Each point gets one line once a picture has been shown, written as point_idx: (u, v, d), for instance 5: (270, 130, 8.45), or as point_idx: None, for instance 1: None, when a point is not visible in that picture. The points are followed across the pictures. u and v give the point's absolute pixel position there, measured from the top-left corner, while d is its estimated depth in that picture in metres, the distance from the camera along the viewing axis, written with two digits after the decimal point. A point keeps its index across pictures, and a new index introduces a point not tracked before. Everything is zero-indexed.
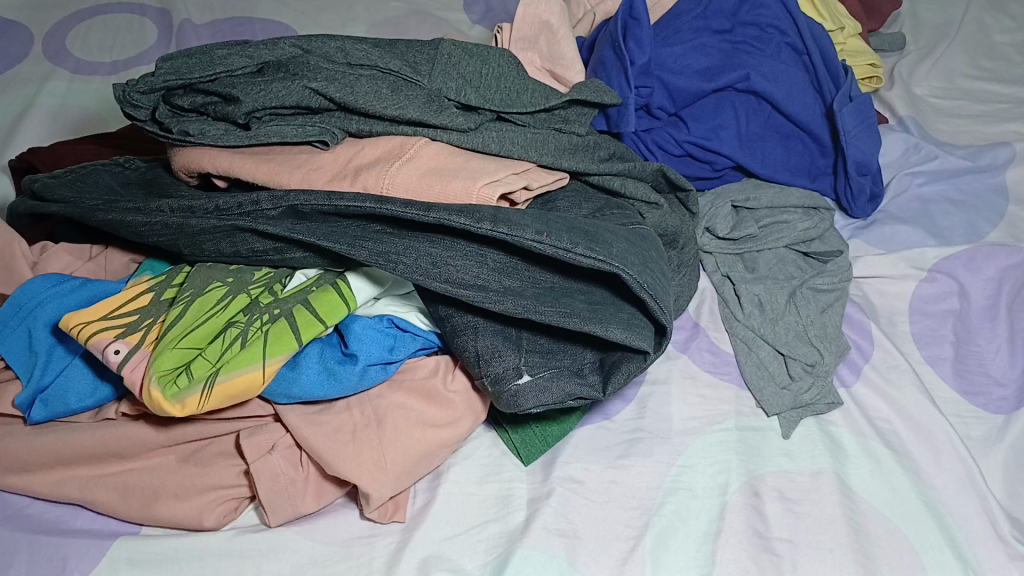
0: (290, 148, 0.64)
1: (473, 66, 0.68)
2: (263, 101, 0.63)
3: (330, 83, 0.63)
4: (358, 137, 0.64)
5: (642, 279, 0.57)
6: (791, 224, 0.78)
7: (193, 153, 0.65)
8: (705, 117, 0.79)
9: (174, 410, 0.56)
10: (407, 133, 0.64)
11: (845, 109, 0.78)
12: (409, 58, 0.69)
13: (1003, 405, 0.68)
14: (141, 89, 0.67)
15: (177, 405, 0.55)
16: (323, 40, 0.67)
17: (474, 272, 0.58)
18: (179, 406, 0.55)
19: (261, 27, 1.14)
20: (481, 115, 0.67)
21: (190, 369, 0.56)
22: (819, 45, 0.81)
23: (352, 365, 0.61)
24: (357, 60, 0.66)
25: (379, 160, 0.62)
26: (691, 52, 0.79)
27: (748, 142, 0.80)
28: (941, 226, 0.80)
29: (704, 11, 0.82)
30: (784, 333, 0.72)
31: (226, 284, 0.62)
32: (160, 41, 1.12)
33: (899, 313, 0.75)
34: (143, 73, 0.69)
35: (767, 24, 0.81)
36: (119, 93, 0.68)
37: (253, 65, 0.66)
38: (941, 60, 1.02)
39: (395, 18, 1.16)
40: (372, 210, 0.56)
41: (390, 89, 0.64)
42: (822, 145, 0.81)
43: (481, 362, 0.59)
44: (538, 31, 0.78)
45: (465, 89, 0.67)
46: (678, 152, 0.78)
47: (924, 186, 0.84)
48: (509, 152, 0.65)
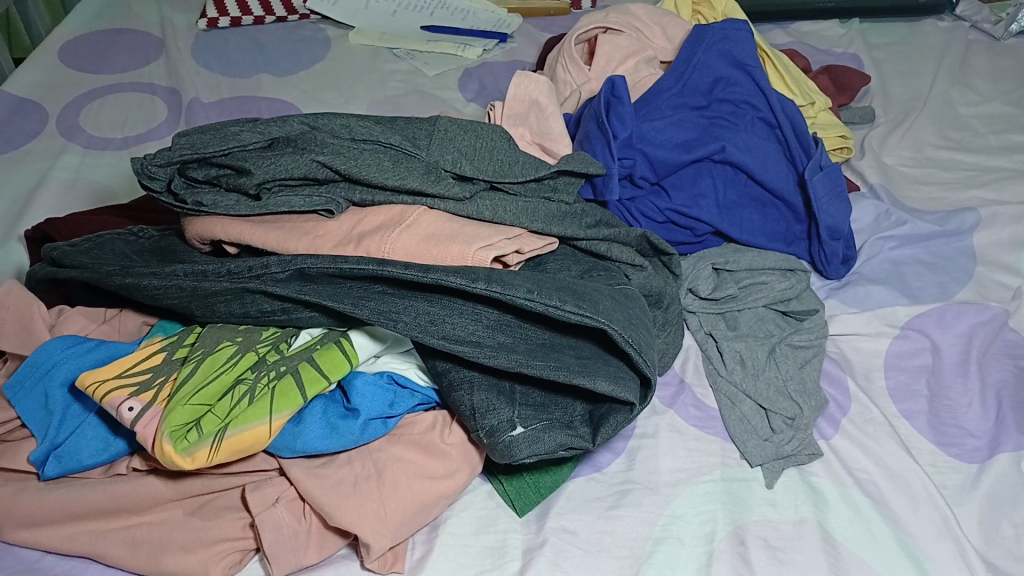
0: (297, 217, 0.68)
1: (468, 141, 0.74)
2: (273, 173, 0.68)
3: (335, 156, 0.68)
4: (362, 205, 0.69)
5: (627, 334, 0.61)
6: (769, 285, 0.82)
7: (206, 222, 0.70)
8: (685, 186, 0.84)
9: (184, 463, 0.59)
10: (407, 202, 0.68)
11: (816, 178, 0.83)
12: (408, 134, 0.74)
13: (977, 454, 0.72)
14: (159, 162, 0.72)
15: (187, 458, 0.59)
16: (328, 118, 0.73)
17: (469, 329, 0.61)
18: (189, 458, 0.59)
19: (266, 105, 1.21)
20: (476, 185, 0.72)
21: (200, 425, 0.60)
22: (791, 118, 0.87)
23: (353, 419, 0.64)
24: (361, 136, 0.71)
25: (381, 227, 0.66)
26: (670, 127, 0.85)
27: (726, 210, 0.84)
28: (911, 287, 0.85)
29: (682, 89, 0.87)
30: (765, 387, 0.75)
31: (235, 343, 0.66)
32: (170, 119, 1.19)
33: (875, 369, 0.78)
34: (160, 147, 0.73)
35: (740, 101, 0.87)
36: (136, 167, 0.73)
37: (264, 141, 0.71)
38: (909, 132, 1.08)
39: (393, 97, 1.23)
40: (375, 271, 0.60)
41: (392, 162, 0.69)
42: (796, 212, 0.86)
43: (477, 416, 0.61)
44: (528, 109, 0.85)
45: (460, 161, 0.72)
46: (660, 219, 0.83)
47: (896, 250, 0.89)
48: (501, 219, 0.69)
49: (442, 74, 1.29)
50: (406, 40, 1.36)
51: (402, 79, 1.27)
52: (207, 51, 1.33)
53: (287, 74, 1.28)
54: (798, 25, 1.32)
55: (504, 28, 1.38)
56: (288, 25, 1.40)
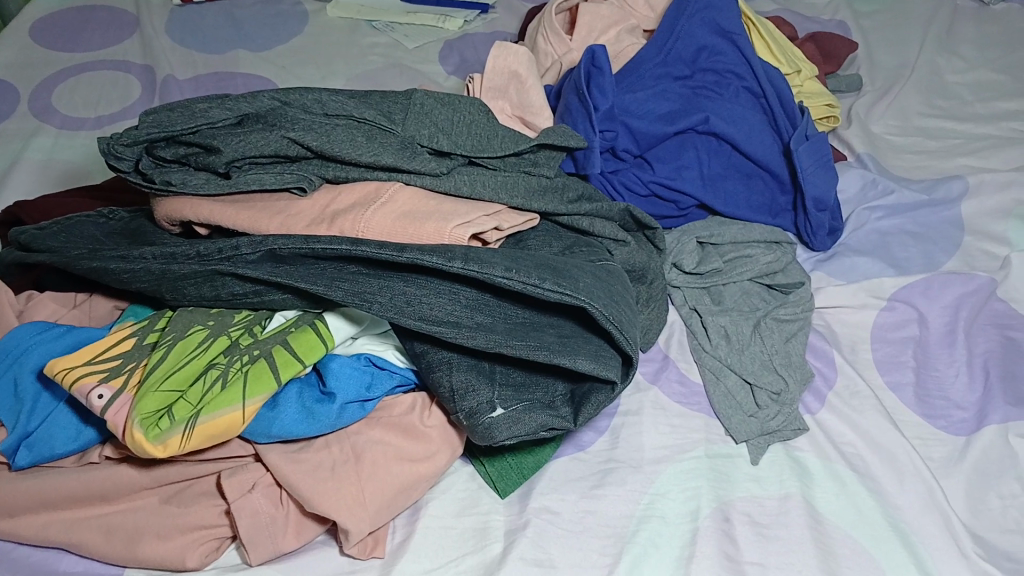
0: (269, 196, 0.66)
1: (445, 114, 0.72)
2: (243, 151, 0.65)
3: (307, 132, 0.66)
4: (336, 183, 0.67)
5: (608, 312, 0.59)
6: (754, 258, 0.80)
7: (175, 202, 0.68)
8: (669, 158, 0.82)
9: (156, 451, 0.58)
10: (382, 179, 0.66)
11: (801, 148, 0.82)
12: (383, 109, 0.72)
13: (963, 427, 0.71)
14: (125, 142, 0.69)
15: (159, 445, 0.57)
16: (300, 93, 0.70)
17: (447, 309, 0.60)
18: (161, 446, 0.57)
19: (243, 82, 1.18)
20: (454, 161, 0.70)
21: (171, 411, 0.58)
22: (775, 88, 0.85)
23: (330, 403, 0.62)
24: (333, 111, 0.69)
25: (355, 205, 0.64)
26: (653, 98, 0.83)
27: (710, 182, 0.82)
28: (898, 257, 0.84)
29: (665, 59, 0.85)
30: (750, 362, 0.74)
31: (207, 327, 0.65)
32: (145, 96, 1.16)
33: (861, 342, 0.77)
34: (126, 126, 0.71)
35: (725, 70, 0.85)
36: (101, 147, 0.70)
37: (233, 117, 0.68)
38: (896, 100, 1.07)
39: (372, 72, 1.20)
40: (348, 251, 0.58)
41: (365, 138, 0.67)
42: (781, 183, 0.84)
43: (456, 398, 0.60)
44: (507, 81, 0.82)
45: (437, 136, 0.70)
46: (644, 192, 0.81)
47: (883, 220, 0.88)
48: (480, 195, 0.68)
49: (422, 47, 1.26)
50: (385, 13, 1.33)
51: (381, 52, 1.25)
52: (182, 26, 1.30)
53: (264, 49, 1.25)
54: None
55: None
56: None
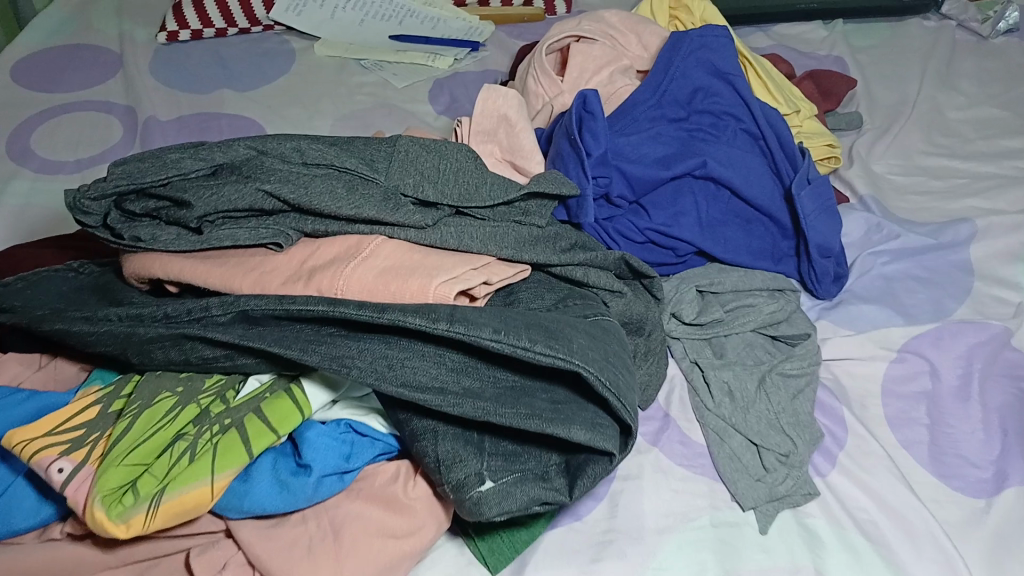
0: (242, 252, 0.62)
1: (431, 161, 0.68)
2: (215, 205, 0.62)
3: (284, 184, 0.62)
4: (315, 236, 0.63)
5: (604, 377, 0.55)
6: (757, 308, 0.76)
7: (143, 259, 0.64)
8: (665, 204, 0.78)
9: (119, 531, 0.53)
10: (363, 232, 0.63)
11: (804, 193, 0.78)
12: (365, 157, 0.68)
13: (983, 488, 0.67)
14: (92, 195, 0.66)
15: (121, 525, 0.52)
16: (278, 141, 0.67)
17: (432, 373, 0.56)
18: (123, 525, 0.52)
19: (227, 123, 1.15)
20: (440, 211, 0.66)
21: (136, 486, 0.54)
22: (775, 129, 0.81)
23: (306, 476, 0.58)
24: (313, 160, 0.65)
25: (334, 260, 0.61)
26: (648, 142, 0.79)
27: (709, 228, 0.79)
28: (907, 304, 0.80)
29: (660, 100, 0.82)
30: (756, 421, 0.69)
31: (176, 394, 0.61)
32: (127, 139, 1.13)
33: (871, 396, 0.73)
34: (94, 179, 0.67)
35: (721, 112, 0.82)
36: (69, 200, 0.66)
37: (207, 168, 0.65)
38: (897, 138, 1.04)
39: (360, 111, 1.18)
40: (325, 312, 0.55)
41: (346, 189, 0.64)
42: (783, 228, 0.81)
43: (442, 469, 0.56)
44: (497, 124, 0.79)
45: (422, 185, 0.66)
46: (639, 239, 0.77)
47: (889, 265, 0.84)
48: (468, 246, 0.64)
49: (411, 86, 1.23)
50: (374, 51, 1.30)
51: (370, 91, 1.22)
52: (166, 66, 1.27)
53: (249, 89, 1.23)
54: (779, 27, 1.28)
55: (475, 37, 1.33)
56: (251, 37, 1.34)
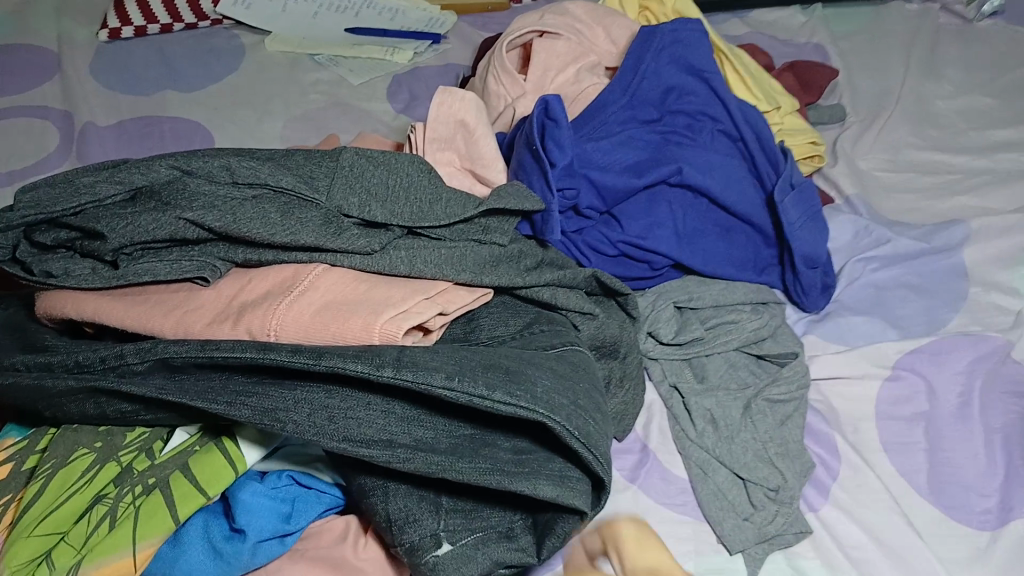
0: (164, 287, 0.56)
1: (378, 177, 0.60)
2: (132, 236, 0.55)
3: (207, 211, 0.55)
4: (248, 266, 0.57)
5: (572, 426, 0.49)
6: (740, 325, 0.70)
7: (55, 297, 0.57)
8: (639, 214, 0.72)
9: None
10: (301, 260, 0.56)
11: (788, 199, 0.72)
12: (305, 173, 0.60)
13: (986, 520, 0.62)
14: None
15: None
16: (203, 158, 0.59)
17: (379, 425, 0.49)
18: None
19: (171, 127, 1.07)
20: (390, 233, 0.59)
21: (50, 559, 0.49)
22: (754, 128, 0.76)
23: (239, 543, 0.52)
24: (244, 179, 0.58)
25: (268, 294, 0.54)
26: (618, 147, 0.72)
27: (687, 239, 0.72)
28: (898, 315, 0.75)
29: (631, 100, 0.76)
30: (741, 452, 0.64)
31: (95, 450, 0.54)
32: (62, 147, 1.05)
33: (864, 419, 0.68)
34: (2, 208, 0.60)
35: (697, 112, 0.76)
36: None
37: (124, 192, 0.58)
38: (883, 132, 0.98)
39: (314, 111, 1.10)
40: (254, 359, 0.48)
41: (280, 213, 0.56)
42: (766, 236, 0.75)
43: (394, 529, 0.51)
44: (453, 130, 0.72)
45: (369, 204, 0.59)
46: (612, 253, 0.71)
47: (878, 272, 0.79)
48: (420, 272, 0.57)
49: (370, 83, 1.16)
50: (329, 45, 1.22)
51: (324, 90, 1.14)
52: (106, 64, 1.18)
53: (196, 88, 1.15)
54: (756, 13, 1.21)
55: (437, 28, 1.25)
56: (198, 32, 1.25)
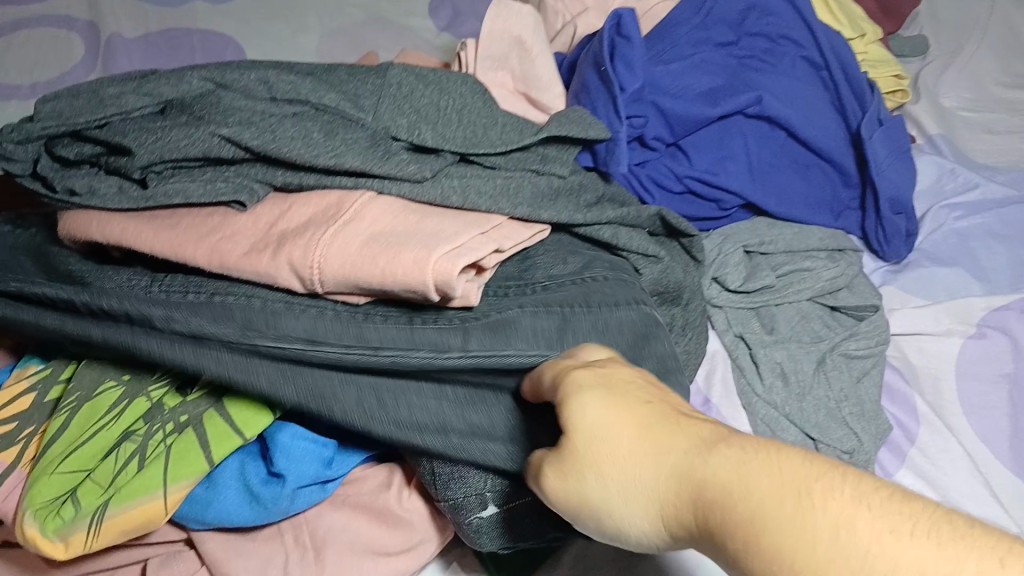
0: (197, 210, 0.52)
1: (429, 97, 0.54)
2: (161, 153, 0.51)
3: (244, 128, 0.50)
4: (289, 188, 0.51)
5: None
6: (814, 273, 0.65)
7: (79, 216, 0.54)
8: (710, 146, 0.65)
9: (56, 549, 0.45)
10: (346, 186, 0.50)
11: (876, 136, 0.66)
12: (349, 90, 0.54)
13: None
14: (18, 138, 0.55)
15: (60, 543, 0.45)
16: (241, 71, 0.54)
17: (431, 408, 0.47)
18: (62, 544, 0.45)
19: (200, 40, 1.01)
20: (441, 158, 0.53)
21: (75, 497, 0.46)
22: (841, 57, 0.69)
23: (278, 486, 0.49)
24: (283, 95, 0.53)
25: (307, 222, 0.49)
26: (691, 71, 0.66)
27: (760, 176, 0.66)
28: (985, 267, 0.69)
29: (704, 20, 0.68)
30: (814, 411, 0.59)
31: (122, 383, 0.51)
32: (88, 58, 0.99)
33: (946, 377, 0.63)
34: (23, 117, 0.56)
35: (778, 35, 0.69)
36: None
37: (154, 104, 0.53)
38: (968, 65, 0.90)
39: (351, 27, 1.04)
40: (301, 352, 0.45)
41: (323, 134, 0.50)
42: (847, 176, 0.68)
43: (440, 486, 0.49)
44: (507, 48, 0.66)
45: (419, 126, 0.52)
46: (678, 188, 0.64)
47: (963, 220, 0.72)
48: (474, 206, 0.50)
49: None
50: None
51: (361, 2, 1.07)
52: None
53: None
54: None
55: None
56: None
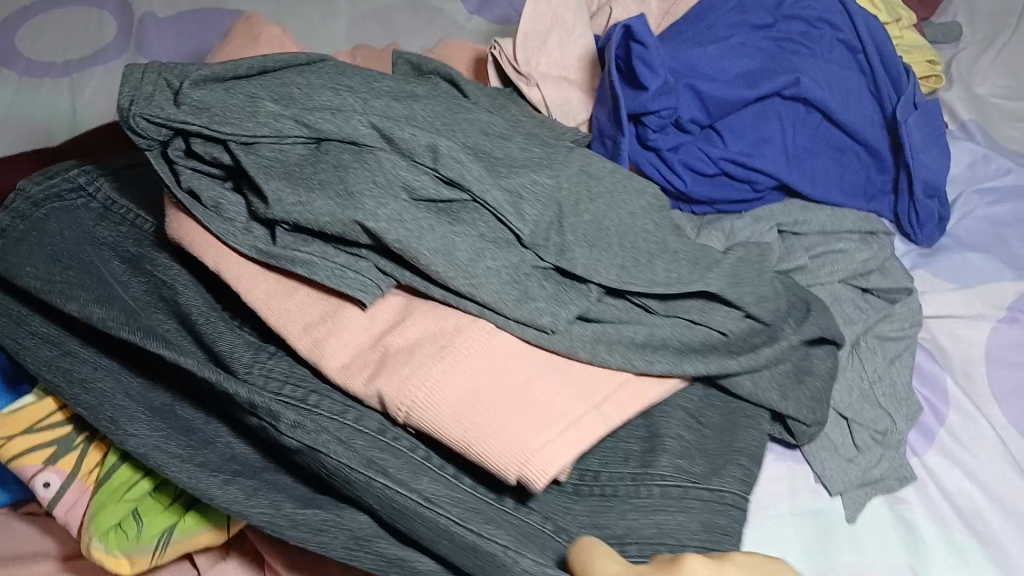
0: (304, 293, 0.50)
1: (574, 179, 0.53)
2: (296, 216, 0.48)
3: (387, 216, 0.47)
4: (411, 289, 0.49)
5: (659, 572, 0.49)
6: (847, 255, 0.65)
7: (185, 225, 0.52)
8: (745, 129, 0.65)
9: (121, 567, 0.52)
10: (466, 316, 0.47)
11: (911, 119, 0.66)
12: (483, 154, 0.52)
13: None
14: (160, 117, 0.50)
15: (124, 563, 0.52)
16: (398, 115, 0.51)
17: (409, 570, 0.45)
18: (125, 563, 0.52)
19: (231, 20, 1.02)
20: (585, 293, 0.50)
21: (136, 526, 0.53)
22: (878, 42, 0.69)
23: None
24: (426, 164, 0.49)
25: (418, 347, 0.46)
26: (728, 54, 0.66)
27: (795, 159, 0.66)
28: (1018, 254, 0.69)
29: (742, 4, 0.69)
30: (845, 393, 0.59)
31: None
32: (120, 36, 1.00)
33: (976, 361, 0.63)
34: (175, 89, 0.51)
35: (815, 19, 0.69)
36: (129, 104, 0.51)
37: (308, 137, 0.50)
38: (1003, 53, 0.90)
39: (382, 8, 1.04)
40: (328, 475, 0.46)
41: (468, 245, 0.48)
42: (881, 160, 0.68)
43: None
44: (548, 28, 0.67)
45: (542, 229, 0.50)
46: (711, 172, 0.64)
47: (995, 205, 0.73)
48: (604, 354, 0.48)
49: None
50: None
51: None
52: None
53: None
54: None
55: None
56: None
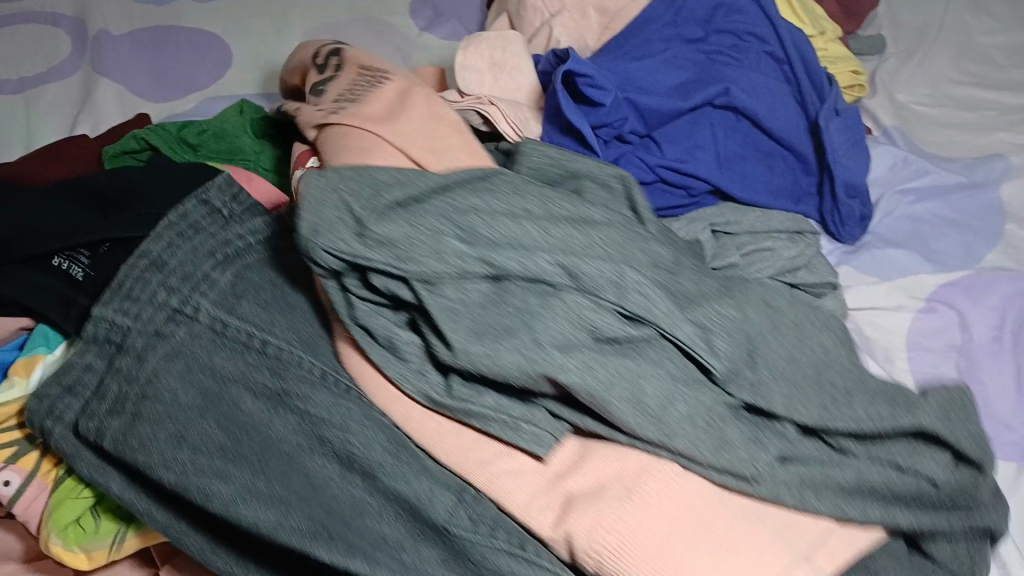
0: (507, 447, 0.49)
1: (722, 311, 0.49)
2: (477, 366, 0.47)
3: (581, 372, 0.45)
4: (588, 433, 0.48)
5: None
6: (776, 251, 0.68)
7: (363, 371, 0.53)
8: (681, 137, 0.70)
9: (75, 560, 0.54)
10: (656, 462, 0.46)
11: (832, 125, 0.71)
12: (678, 286, 0.50)
13: (1013, 451, 0.60)
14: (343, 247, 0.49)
15: (82, 556, 0.54)
16: (594, 240, 0.50)
17: None
18: (83, 557, 0.54)
19: (185, 37, 1.04)
20: (784, 433, 0.47)
21: (96, 520, 0.55)
22: (802, 53, 0.74)
23: None
24: (626, 296, 0.48)
25: (607, 487, 0.45)
26: (662, 67, 0.71)
27: (727, 164, 0.70)
28: (935, 249, 0.74)
29: (675, 18, 0.75)
30: None
31: None
32: (75, 53, 1.01)
33: (897, 349, 0.67)
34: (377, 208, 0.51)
35: (744, 32, 0.74)
36: (311, 231, 0.50)
37: (487, 273, 0.49)
38: (924, 64, 0.96)
39: (337, 25, 1.07)
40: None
41: (641, 385, 0.46)
42: (806, 163, 0.73)
43: None
44: (484, 67, 0.74)
45: (720, 348, 0.47)
46: (649, 177, 0.68)
47: (916, 205, 0.78)
48: (829, 501, 0.45)
49: None
50: None
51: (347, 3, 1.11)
52: None
53: None
54: None
55: None
56: None
